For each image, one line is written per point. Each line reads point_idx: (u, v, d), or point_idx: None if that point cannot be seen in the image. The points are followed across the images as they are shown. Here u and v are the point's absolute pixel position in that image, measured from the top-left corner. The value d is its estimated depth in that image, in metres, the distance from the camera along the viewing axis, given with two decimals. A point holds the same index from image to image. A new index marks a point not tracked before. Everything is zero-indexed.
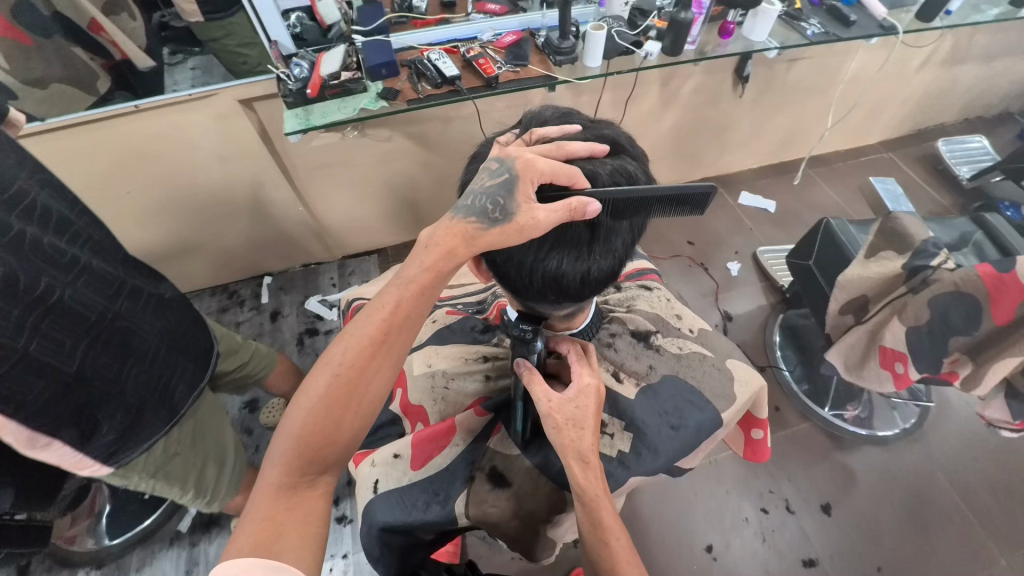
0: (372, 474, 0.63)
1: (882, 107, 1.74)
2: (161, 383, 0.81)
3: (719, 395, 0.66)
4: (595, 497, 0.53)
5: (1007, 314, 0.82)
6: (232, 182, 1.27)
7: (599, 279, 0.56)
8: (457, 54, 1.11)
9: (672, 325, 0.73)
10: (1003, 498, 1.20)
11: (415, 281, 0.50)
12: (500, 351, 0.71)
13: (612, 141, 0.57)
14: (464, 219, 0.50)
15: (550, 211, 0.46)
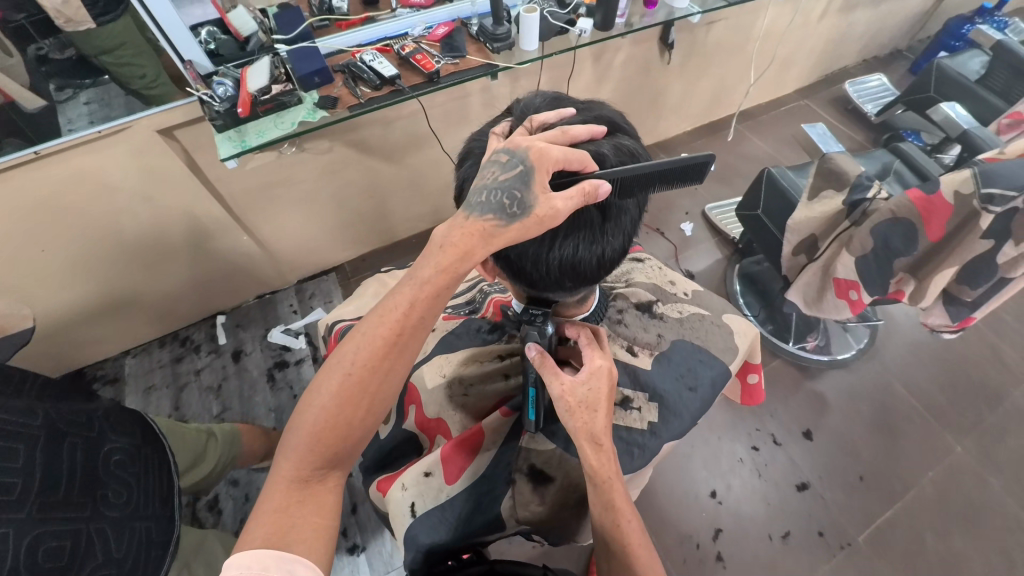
0: (406, 497, 0.61)
1: (793, 58, 1.86)
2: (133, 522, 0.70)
3: (724, 349, 0.70)
4: (607, 481, 0.53)
5: (939, 230, 0.91)
6: (164, 221, 1.16)
7: (612, 259, 0.57)
8: (391, 52, 1.07)
9: (668, 291, 0.76)
10: (949, 393, 1.36)
11: (430, 284, 0.47)
12: (513, 347, 0.69)
13: (609, 122, 0.58)
14: (481, 217, 0.48)
15: (569, 200, 0.46)
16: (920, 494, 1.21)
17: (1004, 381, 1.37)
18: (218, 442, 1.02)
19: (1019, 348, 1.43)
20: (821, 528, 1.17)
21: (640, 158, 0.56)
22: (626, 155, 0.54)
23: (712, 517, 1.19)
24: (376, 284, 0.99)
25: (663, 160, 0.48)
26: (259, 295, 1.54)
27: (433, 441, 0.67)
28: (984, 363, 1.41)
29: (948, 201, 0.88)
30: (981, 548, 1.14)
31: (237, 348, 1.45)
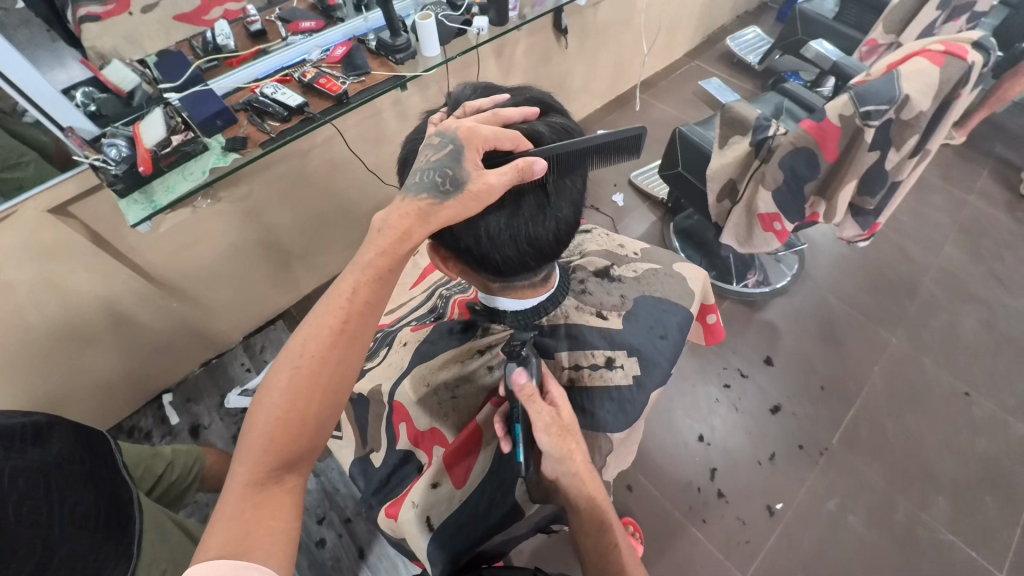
0: (419, 514, 0.61)
1: (677, 25, 1.99)
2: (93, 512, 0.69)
3: (682, 295, 0.75)
4: (598, 499, 0.54)
5: (834, 152, 1.00)
6: (76, 306, 1.06)
7: (565, 232, 0.58)
8: (292, 81, 1.03)
9: (620, 254, 0.79)
10: (874, 294, 1.51)
11: (372, 267, 0.47)
12: (490, 338, 0.69)
13: (541, 102, 0.60)
14: (417, 196, 0.48)
15: (501, 174, 0.47)
16: (872, 388, 1.34)
17: (914, 273, 1.55)
18: (182, 456, 0.97)
19: (920, 242, 1.62)
20: (800, 442, 1.27)
21: (575, 134, 0.58)
22: (561, 131, 0.56)
23: (705, 459, 1.25)
24: None
25: (596, 134, 0.50)
26: (205, 362, 1.44)
27: (429, 453, 0.65)
28: (896, 262, 1.58)
29: (835, 125, 0.97)
30: (929, 421, 1.28)
31: (194, 424, 1.35)
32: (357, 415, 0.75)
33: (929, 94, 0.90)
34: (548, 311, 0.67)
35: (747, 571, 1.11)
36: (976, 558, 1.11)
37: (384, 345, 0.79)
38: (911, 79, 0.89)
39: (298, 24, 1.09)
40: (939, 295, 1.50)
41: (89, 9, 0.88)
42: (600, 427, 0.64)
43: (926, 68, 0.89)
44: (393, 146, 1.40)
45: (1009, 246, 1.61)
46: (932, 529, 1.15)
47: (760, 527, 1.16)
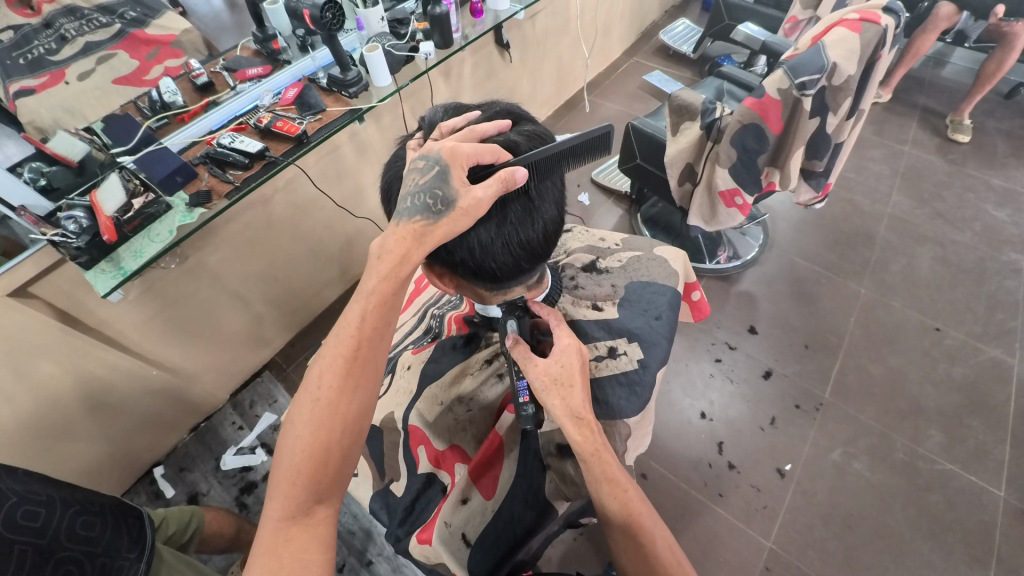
0: (454, 531, 0.61)
1: (611, 26, 2.08)
2: (106, 530, 0.72)
3: (667, 275, 0.77)
4: (593, 454, 0.56)
5: (778, 123, 1.06)
6: (51, 390, 1.00)
7: (553, 231, 0.59)
8: (248, 128, 1.03)
9: (603, 246, 0.82)
10: (837, 250, 1.59)
11: (376, 292, 0.50)
12: (494, 349, 0.71)
13: (510, 113, 0.62)
14: (410, 220, 0.50)
15: (487, 187, 0.48)
16: (851, 338, 1.41)
17: (869, 225, 1.64)
18: (175, 512, 0.89)
19: (868, 196, 1.72)
20: (796, 401, 1.31)
21: (549, 139, 0.61)
22: (531, 137, 0.58)
23: (711, 435, 1.28)
24: None
25: (570, 137, 0.52)
26: (193, 428, 1.36)
27: (452, 471, 0.66)
28: (851, 217, 1.67)
29: (775, 99, 1.03)
30: (909, 360, 1.35)
31: (191, 493, 1.27)
32: (371, 449, 0.74)
33: (854, 59, 0.97)
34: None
35: (771, 535, 1.13)
36: (975, 480, 1.17)
37: (387, 372, 0.78)
38: (835, 48, 0.96)
39: (245, 72, 1.10)
40: (895, 241, 1.60)
41: (21, 84, 0.92)
42: (615, 412, 0.65)
43: (847, 37, 0.96)
44: (357, 178, 1.40)
45: (947, 187, 1.73)
46: (930, 460, 1.20)
47: (774, 490, 1.19)
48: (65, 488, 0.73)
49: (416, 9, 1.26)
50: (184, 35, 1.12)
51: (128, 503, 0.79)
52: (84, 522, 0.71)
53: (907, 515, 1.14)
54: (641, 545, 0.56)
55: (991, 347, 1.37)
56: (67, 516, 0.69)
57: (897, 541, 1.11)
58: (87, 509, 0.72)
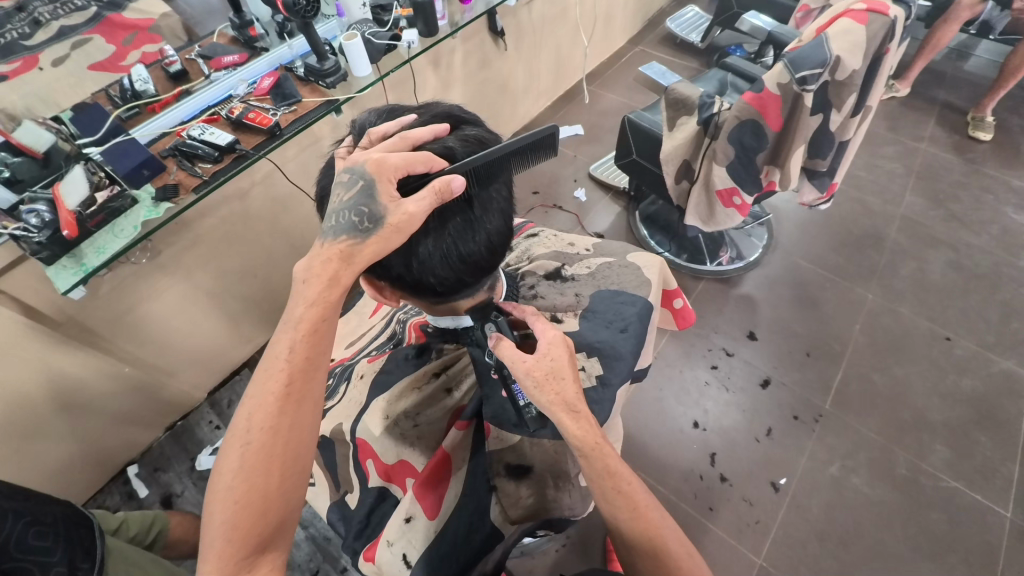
0: (396, 551, 0.58)
1: (614, 12, 2.00)
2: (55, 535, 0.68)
3: (639, 284, 0.72)
4: (592, 447, 0.52)
5: (778, 119, 0.99)
6: (18, 391, 0.98)
7: (502, 241, 0.55)
8: (221, 119, 0.99)
9: (571, 253, 0.77)
10: (844, 252, 1.52)
11: (305, 320, 0.47)
12: (447, 359, 0.67)
13: (449, 116, 0.58)
14: (337, 239, 0.47)
15: (421, 202, 0.45)
16: (855, 346, 1.34)
17: (879, 225, 1.56)
18: (137, 515, 0.88)
19: (879, 194, 1.63)
20: (795, 412, 1.25)
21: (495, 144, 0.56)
22: (474, 144, 0.53)
23: (703, 445, 1.22)
24: None
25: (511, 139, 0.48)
26: (169, 427, 1.34)
27: (404, 485, 0.62)
28: (860, 217, 1.59)
29: (775, 94, 0.96)
30: (915, 370, 1.29)
31: (165, 494, 1.25)
32: (327, 463, 0.71)
33: (859, 52, 0.90)
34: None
35: (762, 551, 1.09)
36: (981, 499, 1.11)
37: (342, 380, 0.74)
38: (839, 40, 0.89)
39: (220, 60, 1.06)
40: (905, 242, 1.52)
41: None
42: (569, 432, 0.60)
43: (851, 28, 0.88)
44: None
45: (963, 186, 1.64)
46: (934, 477, 1.14)
47: (767, 504, 1.14)
48: (24, 498, 0.69)
49: None
50: (161, 19, 1.06)
51: (80, 509, 0.74)
52: (33, 534, 0.66)
53: (907, 535, 1.08)
54: (653, 547, 0.52)
55: (1004, 357, 1.29)
56: (16, 527, 0.65)
57: (895, 561, 1.06)
58: (40, 520, 0.68)
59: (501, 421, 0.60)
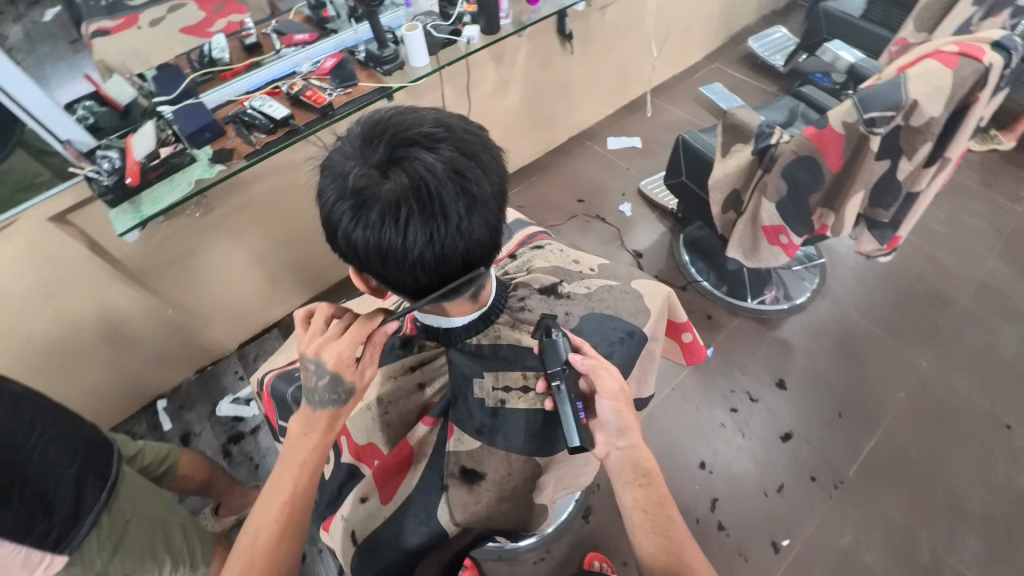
0: (346, 526, 0.63)
1: (692, 26, 1.93)
2: (76, 454, 0.68)
3: (635, 312, 0.71)
4: (635, 430, 0.60)
5: (838, 160, 0.94)
6: (74, 315, 1.09)
7: (486, 251, 0.52)
8: (281, 94, 1.04)
9: (572, 270, 0.75)
10: (904, 310, 1.39)
11: (304, 462, 0.56)
12: (427, 356, 0.68)
13: (435, 118, 0.50)
14: (322, 409, 0.58)
15: (374, 367, 0.61)
16: (897, 414, 1.22)
17: (949, 287, 1.42)
18: (154, 446, 0.92)
19: (956, 253, 1.48)
20: (813, 473, 1.16)
21: (483, 150, 0.50)
22: (463, 155, 0.48)
23: (706, 488, 1.16)
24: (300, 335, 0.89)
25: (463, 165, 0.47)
26: (200, 370, 1.45)
27: (369, 467, 0.66)
28: (929, 275, 1.44)
29: (838, 133, 0.90)
30: (964, 453, 1.16)
31: (185, 432, 1.35)
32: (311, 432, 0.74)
33: (941, 99, 0.83)
34: (481, 330, 0.64)
35: None
36: None
37: None
38: (919, 83, 0.82)
39: (291, 37, 1.11)
40: (978, 310, 1.37)
41: (99, 25, 0.91)
42: (527, 451, 0.62)
43: (936, 71, 0.82)
44: None
45: None
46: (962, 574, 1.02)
47: (763, 564, 1.07)
48: (55, 413, 0.69)
49: None
50: None
51: (101, 432, 0.74)
52: (56, 448, 0.66)
53: None
54: (665, 521, 0.58)
55: None
56: (38, 440, 0.65)
57: None
58: (64, 437, 0.68)
59: (465, 425, 0.61)
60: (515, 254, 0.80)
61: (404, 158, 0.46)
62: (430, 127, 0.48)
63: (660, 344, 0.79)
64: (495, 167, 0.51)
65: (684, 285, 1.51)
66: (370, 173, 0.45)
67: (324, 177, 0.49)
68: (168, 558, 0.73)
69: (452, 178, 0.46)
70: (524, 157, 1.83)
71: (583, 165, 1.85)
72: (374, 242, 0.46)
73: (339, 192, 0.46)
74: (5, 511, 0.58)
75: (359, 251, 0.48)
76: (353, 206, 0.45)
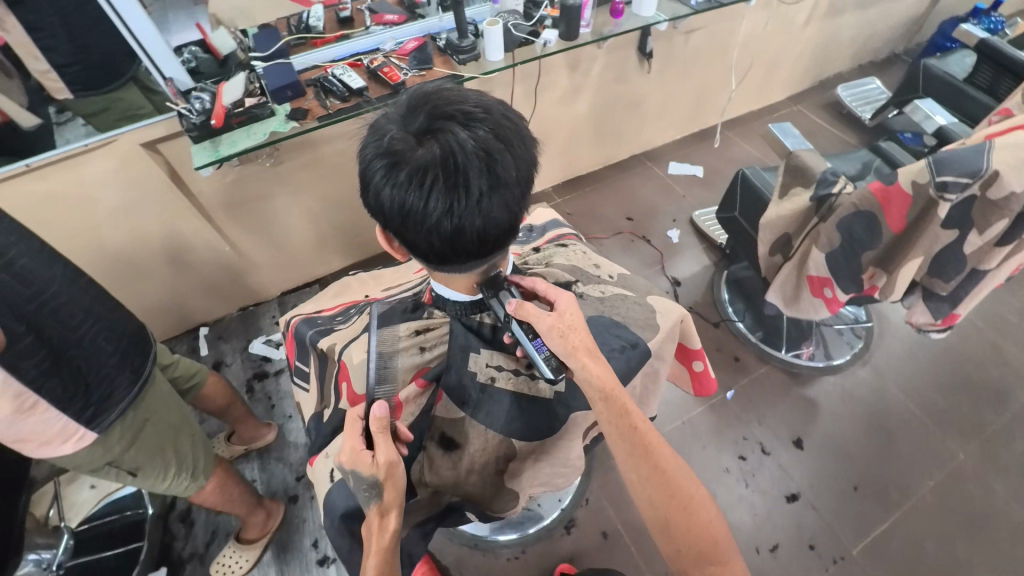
0: (327, 463, 0.67)
1: (779, 64, 1.88)
2: (118, 344, 0.75)
3: (644, 326, 0.73)
4: (609, 387, 0.58)
5: (899, 221, 0.90)
6: (144, 235, 1.20)
7: (502, 233, 0.54)
8: (361, 66, 1.11)
9: (589, 273, 0.79)
10: (951, 396, 1.29)
11: (380, 500, 0.55)
12: (434, 323, 0.68)
13: (477, 98, 0.52)
14: (365, 495, 0.55)
15: (385, 447, 0.56)
16: (919, 503, 1.14)
17: (1008, 381, 1.30)
18: (187, 362, 0.99)
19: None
20: (813, 541, 1.10)
21: (515, 137, 0.51)
22: (496, 138, 0.49)
23: None
24: (332, 290, 0.96)
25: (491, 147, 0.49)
26: (242, 308, 1.56)
27: None
28: (988, 364, 1.34)
29: (905, 192, 0.87)
30: (988, 561, 1.06)
31: (217, 360, 1.46)
32: (321, 378, 0.78)
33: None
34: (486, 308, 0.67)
35: None
36: None
37: (359, 310, 0.81)
38: (1002, 153, 0.79)
39: (382, 16, 1.16)
40: None
41: None
42: (506, 430, 0.66)
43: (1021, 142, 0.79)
44: None
45: None
46: None
47: None
48: (109, 309, 0.77)
49: None
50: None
51: (144, 334, 0.82)
52: (104, 337, 0.73)
53: None
54: (666, 484, 0.55)
55: None
56: (89, 324, 0.72)
57: None
58: (111, 328, 0.75)
59: (453, 394, 0.65)
60: (539, 248, 0.85)
61: (440, 130, 0.48)
62: (471, 106, 0.50)
63: (666, 366, 0.80)
64: (524, 155, 0.52)
65: (717, 321, 1.47)
66: (407, 138, 0.48)
67: (369, 135, 0.53)
68: (175, 461, 0.81)
69: (480, 156, 0.48)
70: (582, 166, 1.84)
71: (639, 184, 1.84)
72: (398, 203, 0.49)
73: (376, 150, 0.49)
74: (53, 379, 0.66)
75: (383, 208, 0.50)
76: (386, 165, 0.48)
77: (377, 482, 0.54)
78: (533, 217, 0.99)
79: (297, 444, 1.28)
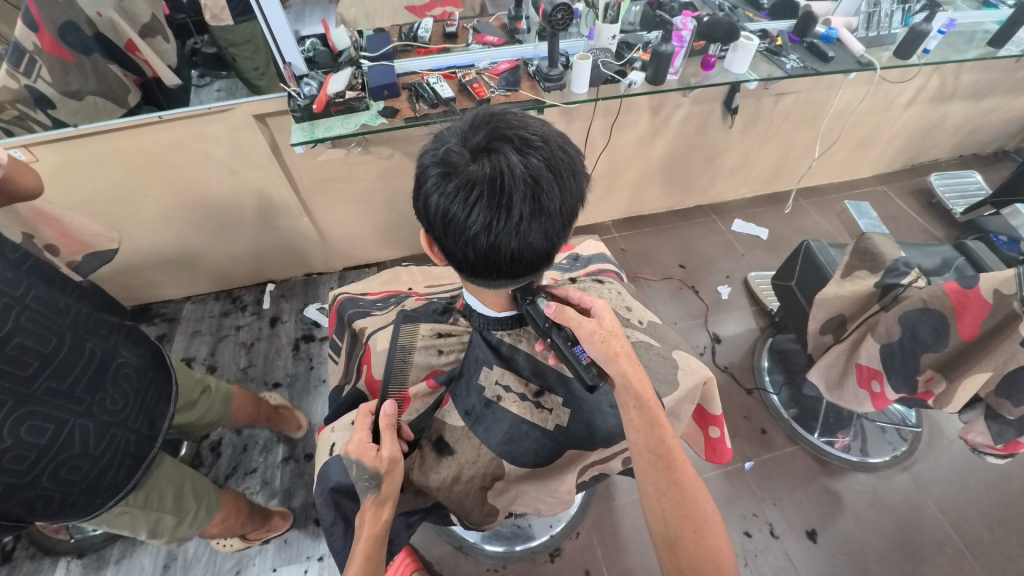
0: (332, 437, 0.70)
1: (871, 141, 1.81)
2: (84, 477, 0.72)
3: (663, 379, 0.73)
4: (647, 397, 0.59)
5: (972, 329, 0.84)
6: (240, 194, 1.35)
7: (535, 257, 0.57)
8: (455, 79, 1.19)
9: (622, 316, 0.81)
10: (999, 530, 1.16)
11: (375, 496, 0.57)
12: (456, 330, 0.73)
13: (536, 129, 0.56)
14: (365, 491, 0.57)
15: (393, 446, 0.59)
16: None
17: None
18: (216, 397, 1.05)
19: None
20: None
21: (565, 170, 0.55)
22: (547, 167, 0.53)
23: None
24: (382, 276, 1.03)
25: (542, 178, 0.53)
26: (307, 274, 1.70)
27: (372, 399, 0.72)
28: None
29: (985, 299, 0.82)
30: None
31: (274, 316, 1.59)
32: (353, 353, 0.85)
33: None
34: (508, 326, 0.70)
35: None
36: None
37: (399, 301, 0.87)
38: None
39: (483, 36, 1.24)
40: None
41: None
42: (500, 450, 0.68)
43: None
44: None
45: None
46: None
47: None
48: (103, 438, 0.74)
49: (653, 40, 1.28)
50: None
51: (133, 453, 0.78)
52: (69, 469, 0.70)
53: None
54: (686, 508, 0.56)
55: None
56: (56, 461, 0.69)
57: None
58: (81, 462, 0.71)
59: (458, 401, 0.68)
60: (577, 279, 0.87)
61: (494, 150, 0.53)
62: (529, 135, 0.55)
63: (681, 421, 0.79)
64: (572, 189, 0.56)
65: (751, 388, 1.42)
66: (464, 153, 0.53)
67: (431, 142, 0.58)
68: (152, 536, 0.84)
69: (526, 182, 0.52)
70: (645, 206, 1.84)
71: (699, 234, 1.82)
72: (444, 209, 0.53)
73: (435, 159, 0.54)
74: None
75: (428, 211, 0.55)
76: (439, 173, 0.53)
77: (377, 474, 0.57)
78: (581, 248, 1.02)
79: (322, 409, 1.37)
